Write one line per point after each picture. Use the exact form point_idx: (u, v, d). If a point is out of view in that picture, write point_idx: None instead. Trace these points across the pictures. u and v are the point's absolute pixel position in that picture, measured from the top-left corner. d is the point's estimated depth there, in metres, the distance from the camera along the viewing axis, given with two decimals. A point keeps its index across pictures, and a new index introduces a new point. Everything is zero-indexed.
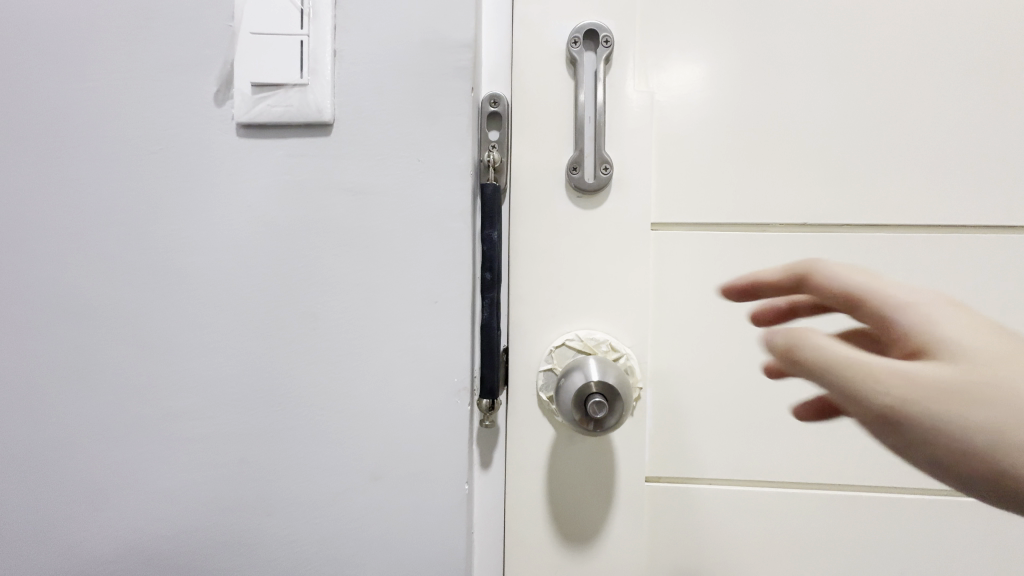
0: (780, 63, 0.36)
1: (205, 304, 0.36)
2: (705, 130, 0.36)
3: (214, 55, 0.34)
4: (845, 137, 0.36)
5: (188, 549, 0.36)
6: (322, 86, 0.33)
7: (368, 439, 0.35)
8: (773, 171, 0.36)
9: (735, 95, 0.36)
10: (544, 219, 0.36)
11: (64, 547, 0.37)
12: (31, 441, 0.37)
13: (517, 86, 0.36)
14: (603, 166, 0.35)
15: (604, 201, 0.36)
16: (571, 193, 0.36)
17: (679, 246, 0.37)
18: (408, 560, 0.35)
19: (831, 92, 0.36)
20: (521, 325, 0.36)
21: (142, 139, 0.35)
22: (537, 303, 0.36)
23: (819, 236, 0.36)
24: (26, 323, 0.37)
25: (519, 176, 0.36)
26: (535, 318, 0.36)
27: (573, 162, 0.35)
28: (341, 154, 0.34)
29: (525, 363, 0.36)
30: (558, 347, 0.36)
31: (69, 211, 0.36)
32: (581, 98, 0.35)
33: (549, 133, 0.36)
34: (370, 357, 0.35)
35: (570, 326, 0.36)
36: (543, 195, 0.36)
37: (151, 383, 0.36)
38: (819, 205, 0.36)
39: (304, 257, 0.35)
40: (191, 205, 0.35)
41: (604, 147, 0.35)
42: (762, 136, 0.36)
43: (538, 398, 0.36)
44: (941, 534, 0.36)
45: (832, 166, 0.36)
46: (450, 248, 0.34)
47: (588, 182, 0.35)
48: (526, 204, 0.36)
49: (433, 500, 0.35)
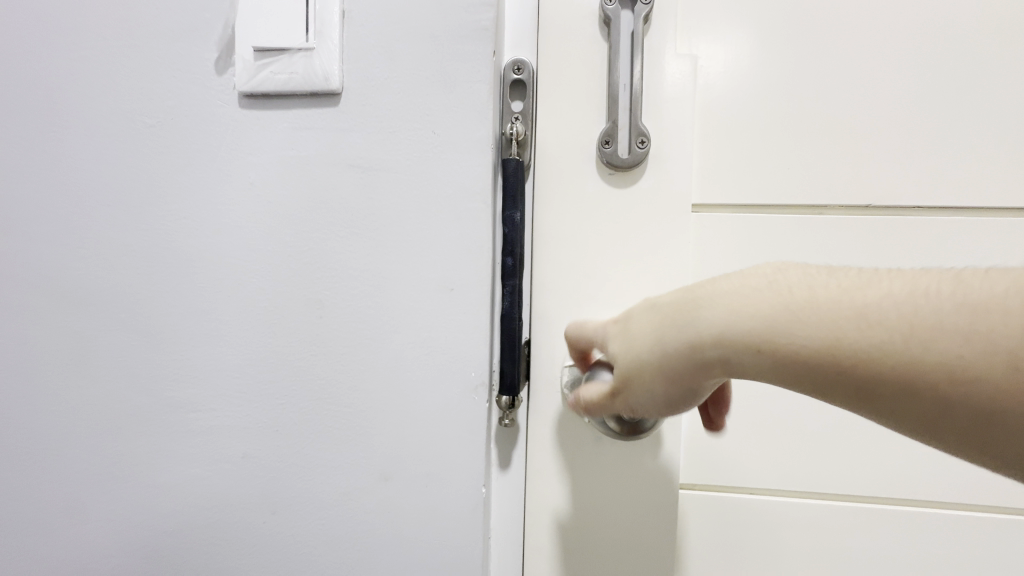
0: (841, 21, 0.32)
1: (206, 289, 0.33)
2: (753, 99, 0.32)
3: (215, 18, 0.32)
4: (917, 108, 0.31)
5: (190, 546, 0.34)
6: (330, 50, 0.30)
7: (377, 437, 0.32)
8: (832, 146, 0.32)
9: (787, 59, 0.32)
10: (572, 199, 0.33)
11: (65, 539, 0.35)
12: (31, 430, 0.35)
13: (543, 50, 0.32)
14: (639, 140, 0.32)
15: (639, 179, 0.32)
16: (601, 170, 0.32)
17: (722, 231, 0.33)
18: (420, 567, 0.33)
19: (902, 55, 0.31)
20: (545, 316, 0.33)
21: (139, 112, 0.33)
22: (563, 292, 0.33)
23: (884, 220, 0.32)
24: (25, 307, 0.35)
25: (544, 151, 0.33)
26: (561, 309, 0.33)
27: (606, 136, 0.32)
28: (350, 127, 0.31)
29: (549, 357, 0.33)
30: None
31: (67, 188, 0.34)
32: (616, 62, 0.31)
33: (577, 104, 0.32)
34: (380, 348, 0.32)
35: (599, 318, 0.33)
36: (570, 172, 0.33)
37: (152, 371, 0.34)
38: (884, 185, 0.32)
39: (309, 239, 0.32)
40: (191, 182, 0.33)
41: (640, 118, 0.32)
42: (819, 106, 0.32)
43: (563, 396, 0.33)
44: (1012, 555, 0.32)
45: (900, 140, 0.32)
46: (467, 230, 0.31)
47: (622, 157, 0.32)
48: (553, 182, 0.33)
49: (447, 504, 0.32)
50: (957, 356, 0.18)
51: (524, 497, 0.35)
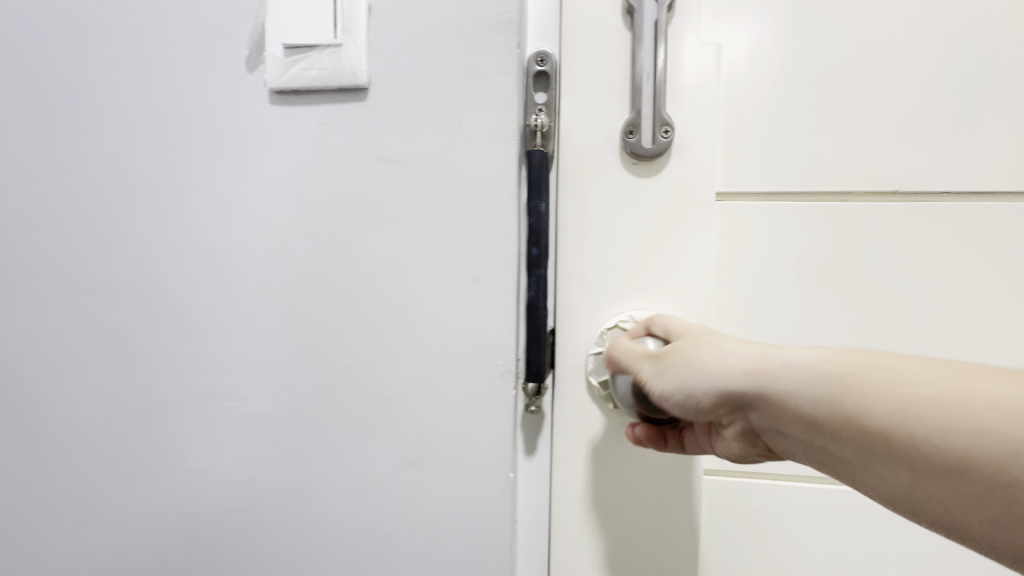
0: (867, 6, 0.31)
1: (238, 281, 0.34)
2: (778, 87, 0.32)
3: (244, 16, 0.32)
4: (943, 93, 0.31)
5: (225, 530, 0.35)
6: (357, 46, 0.31)
7: (406, 424, 0.33)
8: (855, 134, 0.32)
9: (813, 46, 0.32)
10: (597, 189, 0.33)
11: (106, 523, 0.37)
12: (72, 418, 0.37)
13: (565, 43, 0.33)
14: (663, 129, 0.32)
15: (663, 168, 0.32)
16: (626, 161, 0.33)
17: (746, 220, 0.33)
18: (449, 550, 0.34)
19: (930, 40, 0.31)
20: (570, 305, 0.34)
21: (172, 109, 0.34)
22: (588, 282, 0.33)
23: (911, 206, 0.32)
24: (64, 300, 0.36)
25: (568, 142, 0.33)
26: (586, 298, 0.33)
27: (630, 126, 0.32)
28: (377, 121, 0.32)
29: (574, 345, 0.34)
30: (610, 329, 0.33)
31: (103, 185, 0.35)
32: (640, 52, 0.31)
33: (600, 95, 0.33)
34: (408, 337, 0.33)
35: (624, 307, 0.33)
36: (593, 163, 0.33)
37: (187, 361, 0.35)
38: (909, 172, 0.32)
39: (339, 232, 0.33)
40: (222, 177, 0.34)
41: (664, 107, 0.32)
42: (844, 92, 0.32)
43: (588, 383, 0.34)
44: None
45: (927, 127, 0.31)
46: (493, 220, 0.32)
47: (646, 147, 0.32)
48: (577, 172, 0.33)
49: (474, 488, 0.33)
50: (998, 393, 0.20)
51: (549, 483, 0.35)
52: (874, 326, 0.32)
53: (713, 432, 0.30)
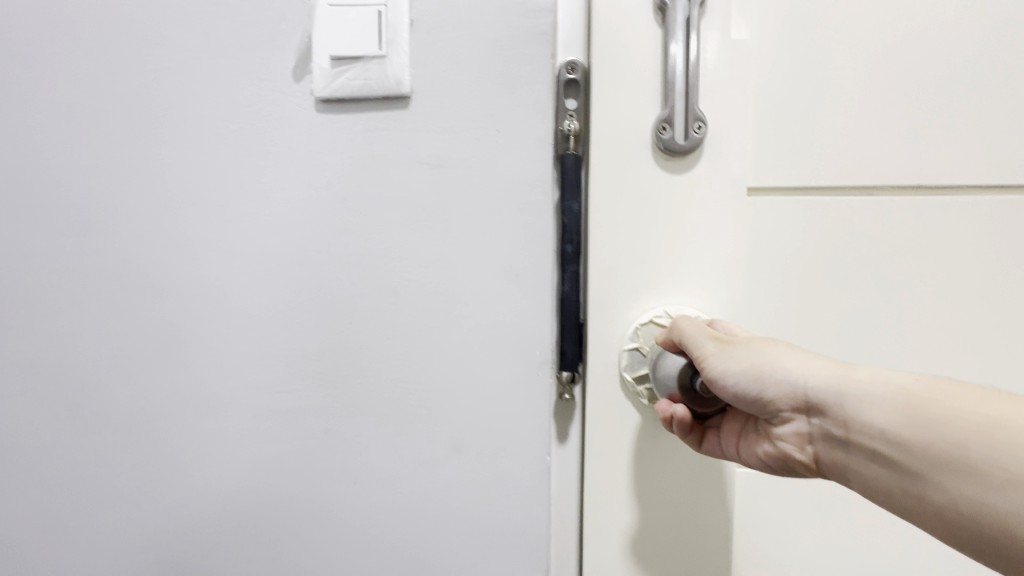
0: (875, 15, 0.34)
1: (286, 280, 0.36)
2: (795, 91, 0.34)
3: (292, 30, 0.34)
4: (939, 97, 0.34)
5: (277, 516, 0.38)
6: (401, 58, 0.33)
7: (449, 413, 0.35)
8: (866, 133, 0.35)
9: (825, 54, 0.34)
10: (631, 187, 0.35)
11: (160, 512, 0.39)
12: (127, 413, 0.39)
13: (599, 42, 0.34)
14: (696, 125, 0.34)
15: (693, 164, 0.35)
16: (658, 156, 0.35)
17: (774, 214, 0.35)
18: (491, 530, 0.36)
19: (928, 49, 0.34)
20: (605, 298, 0.35)
21: (222, 118, 0.36)
22: (622, 277, 0.35)
23: (920, 199, 0.34)
24: (118, 300, 0.38)
25: (602, 140, 0.35)
26: (619, 293, 0.35)
27: (664, 121, 0.34)
28: (419, 128, 0.34)
29: (608, 338, 0.36)
30: (644, 325, 0.35)
31: (155, 190, 0.37)
32: (672, 48, 0.33)
33: (633, 96, 0.34)
34: (450, 331, 0.35)
35: (658, 301, 0.35)
36: (626, 161, 0.35)
37: (238, 356, 0.37)
38: (914, 168, 0.34)
39: (383, 232, 0.35)
40: (271, 182, 0.36)
41: (696, 104, 0.34)
42: (855, 94, 0.34)
43: (621, 379, 0.36)
44: None
45: (925, 128, 0.34)
46: (530, 220, 0.34)
47: (679, 142, 0.34)
48: (611, 171, 0.35)
49: (514, 473, 0.35)
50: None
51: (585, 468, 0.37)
52: (888, 312, 0.35)
53: (742, 440, 0.33)
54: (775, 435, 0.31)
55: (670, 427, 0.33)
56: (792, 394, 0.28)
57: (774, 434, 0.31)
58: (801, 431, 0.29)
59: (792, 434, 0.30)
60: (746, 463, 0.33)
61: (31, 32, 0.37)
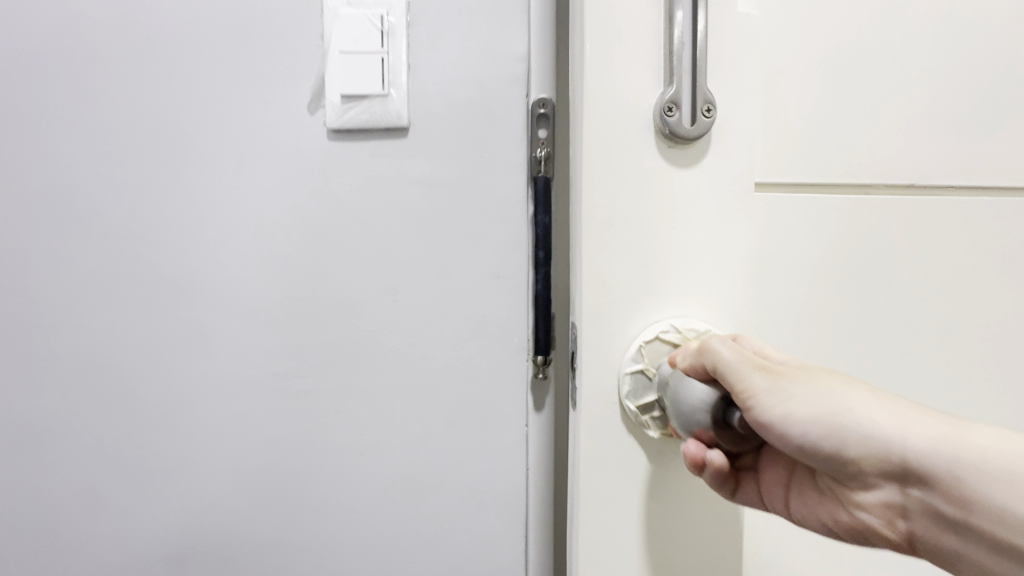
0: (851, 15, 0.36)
1: (301, 281, 0.43)
2: (783, 90, 0.36)
3: (308, 71, 0.41)
4: (907, 98, 0.37)
5: (293, 484, 0.44)
6: (401, 96, 0.40)
7: (442, 392, 0.42)
8: (850, 127, 0.36)
9: (805, 53, 0.36)
10: (633, 184, 0.35)
11: (189, 485, 0.44)
12: (158, 399, 0.44)
13: (597, 19, 0.34)
14: (705, 108, 0.34)
15: (697, 150, 0.35)
16: (663, 143, 0.35)
17: (780, 209, 0.36)
18: (479, 489, 0.43)
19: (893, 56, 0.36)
20: (600, 310, 0.35)
21: (245, 143, 0.42)
22: (616, 283, 0.35)
23: (880, 201, 0.37)
24: (150, 301, 0.44)
25: (602, 125, 0.34)
26: (623, 307, 0.35)
27: (671, 103, 0.34)
28: (417, 155, 0.41)
29: (608, 355, 0.35)
30: (649, 343, 0.35)
31: (185, 204, 0.43)
32: (677, 14, 0.33)
33: (635, 73, 0.34)
34: (444, 323, 0.42)
35: (654, 311, 0.35)
36: (630, 152, 0.35)
37: (259, 348, 0.43)
38: (892, 165, 0.37)
39: (387, 242, 0.42)
40: (288, 199, 0.42)
41: (701, 85, 0.34)
42: (841, 88, 0.36)
43: (622, 407, 0.36)
44: None
45: (898, 129, 0.37)
46: (510, 230, 0.41)
47: (686, 127, 0.34)
48: (605, 169, 0.35)
49: (498, 440, 0.42)
50: None
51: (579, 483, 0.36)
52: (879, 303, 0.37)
53: (793, 490, 0.32)
54: (857, 505, 0.29)
55: (702, 473, 0.31)
56: (874, 452, 0.27)
57: (856, 504, 0.29)
58: (891, 502, 0.28)
59: (878, 506, 0.28)
60: (796, 518, 0.32)
61: (74, 68, 0.42)
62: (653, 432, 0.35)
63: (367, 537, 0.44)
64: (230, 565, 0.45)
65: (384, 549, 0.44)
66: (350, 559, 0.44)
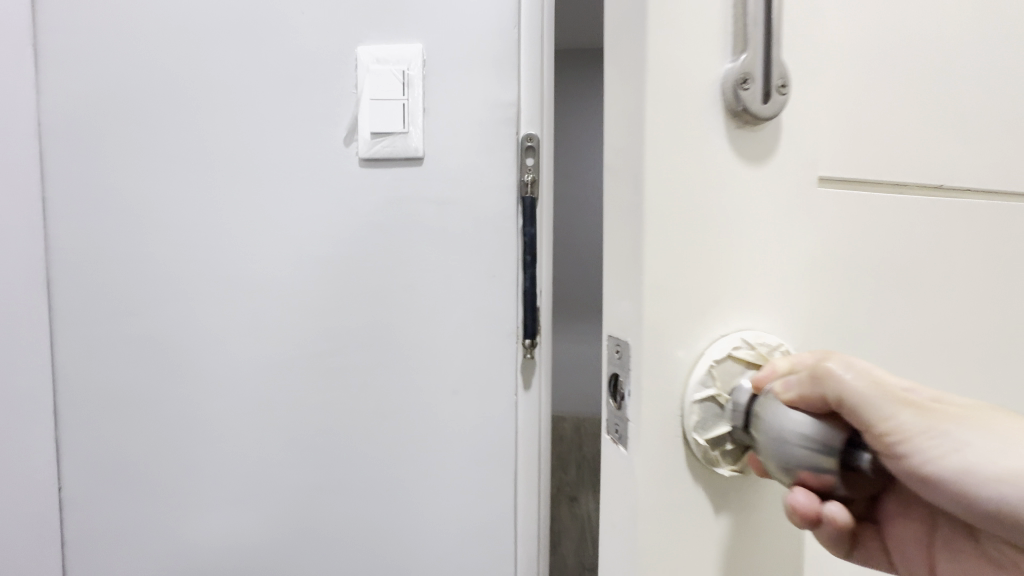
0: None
1: (337, 278, 0.53)
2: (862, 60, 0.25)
3: (344, 112, 0.52)
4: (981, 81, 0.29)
5: (329, 441, 0.54)
6: (417, 133, 0.51)
7: (449, 367, 0.53)
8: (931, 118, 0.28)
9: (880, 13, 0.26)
10: (692, 169, 0.22)
11: (246, 441, 0.55)
12: (222, 373, 0.55)
13: None
14: (780, 83, 0.22)
15: (772, 146, 0.23)
16: (731, 127, 0.23)
17: (862, 216, 0.26)
18: (478, 446, 0.53)
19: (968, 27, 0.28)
20: (660, 325, 0.22)
21: (293, 169, 0.53)
22: (679, 284, 0.22)
23: (953, 208, 0.28)
24: (216, 294, 0.55)
25: (653, 97, 0.21)
26: (679, 315, 0.22)
27: (743, 69, 0.22)
28: (430, 179, 0.51)
29: (670, 367, 0.22)
30: (720, 357, 0.23)
31: (244, 217, 0.54)
32: None
33: (693, 18, 0.22)
34: (450, 312, 0.52)
35: (724, 324, 0.23)
36: (685, 136, 0.22)
37: (302, 332, 0.54)
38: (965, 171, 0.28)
39: (405, 248, 0.52)
40: (327, 213, 0.53)
41: (778, 47, 0.22)
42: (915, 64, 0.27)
43: (684, 438, 0.23)
44: None
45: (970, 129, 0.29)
46: (503, 238, 0.52)
47: (760, 107, 0.22)
48: (663, 102, 0.21)
49: (493, 406, 0.53)
50: None
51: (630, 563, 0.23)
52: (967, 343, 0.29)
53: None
54: None
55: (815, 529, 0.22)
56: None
57: None
58: None
59: None
60: None
61: (162, 111, 0.54)
62: (725, 473, 0.23)
63: (386, 485, 0.54)
64: (277, 506, 0.56)
65: (400, 494, 0.54)
66: (373, 502, 0.55)
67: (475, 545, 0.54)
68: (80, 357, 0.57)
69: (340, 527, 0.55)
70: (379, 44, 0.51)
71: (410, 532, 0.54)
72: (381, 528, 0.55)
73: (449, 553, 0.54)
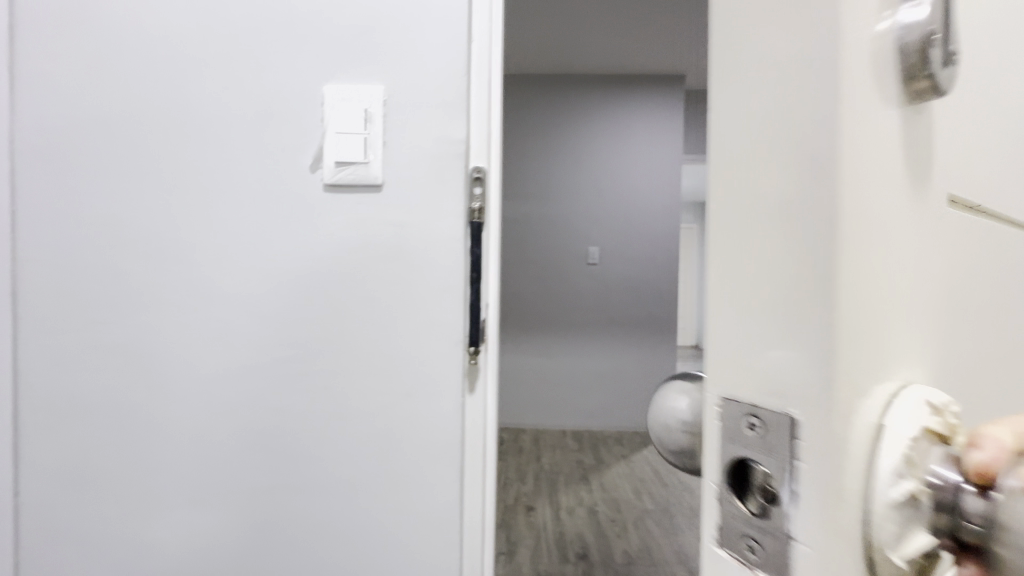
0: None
1: (300, 291, 0.58)
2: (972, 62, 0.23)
3: (310, 142, 0.58)
4: None
5: (288, 441, 0.59)
6: (377, 163, 0.57)
7: (402, 372, 0.59)
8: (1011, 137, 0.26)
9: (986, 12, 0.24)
10: (880, 164, 0.18)
11: (209, 443, 0.59)
12: (187, 378, 0.59)
13: None
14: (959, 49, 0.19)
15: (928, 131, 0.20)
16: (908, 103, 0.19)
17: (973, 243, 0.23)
18: (427, 444, 0.59)
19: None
20: (842, 373, 0.17)
21: (262, 192, 0.58)
22: (859, 324, 0.18)
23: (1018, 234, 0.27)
24: (184, 304, 0.59)
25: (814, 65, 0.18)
26: (870, 365, 0.18)
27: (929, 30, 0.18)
28: (388, 204, 0.58)
29: (853, 446, 0.17)
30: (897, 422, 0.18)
31: (213, 234, 0.58)
32: None
33: None
34: (404, 323, 0.58)
35: (893, 382, 0.19)
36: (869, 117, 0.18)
37: (266, 340, 0.59)
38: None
39: (365, 264, 0.58)
40: (292, 232, 0.58)
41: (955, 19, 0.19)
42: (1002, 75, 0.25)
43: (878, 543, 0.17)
44: None
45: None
46: (453, 258, 0.58)
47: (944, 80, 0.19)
48: (869, 100, 0.18)
49: (442, 408, 0.59)
50: None
51: None
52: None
53: None
54: None
55: None
56: None
57: None
58: None
59: None
60: None
61: (139, 134, 0.58)
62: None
63: (344, 482, 0.59)
64: (237, 503, 0.59)
65: (357, 490, 0.59)
66: (331, 498, 0.59)
67: (425, 538, 0.59)
68: (45, 365, 0.59)
69: (299, 523, 0.59)
70: (344, 83, 0.57)
71: (366, 526, 0.59)
72: (339, 522, 0.59)
73: (400, 545, 0.59)
